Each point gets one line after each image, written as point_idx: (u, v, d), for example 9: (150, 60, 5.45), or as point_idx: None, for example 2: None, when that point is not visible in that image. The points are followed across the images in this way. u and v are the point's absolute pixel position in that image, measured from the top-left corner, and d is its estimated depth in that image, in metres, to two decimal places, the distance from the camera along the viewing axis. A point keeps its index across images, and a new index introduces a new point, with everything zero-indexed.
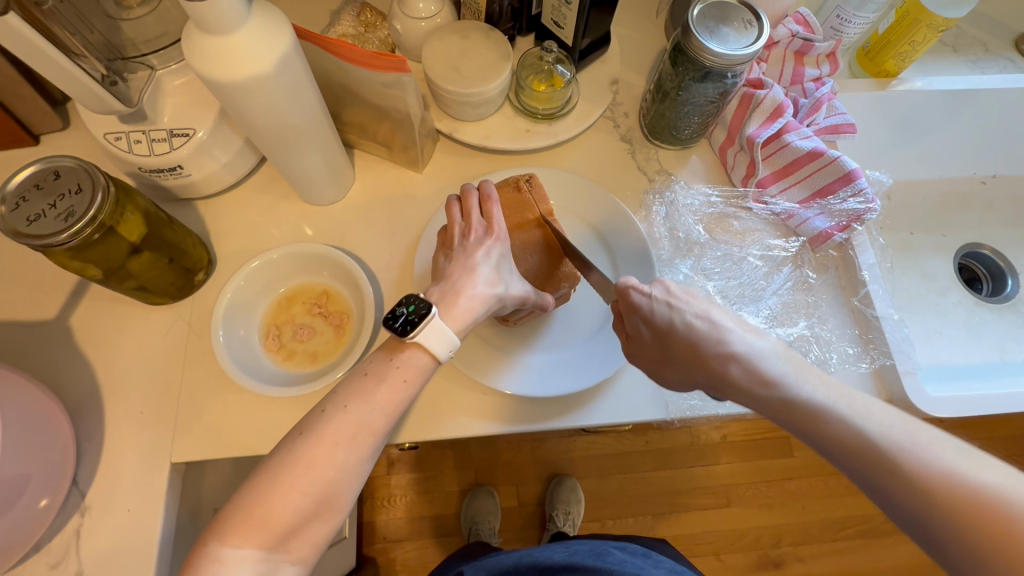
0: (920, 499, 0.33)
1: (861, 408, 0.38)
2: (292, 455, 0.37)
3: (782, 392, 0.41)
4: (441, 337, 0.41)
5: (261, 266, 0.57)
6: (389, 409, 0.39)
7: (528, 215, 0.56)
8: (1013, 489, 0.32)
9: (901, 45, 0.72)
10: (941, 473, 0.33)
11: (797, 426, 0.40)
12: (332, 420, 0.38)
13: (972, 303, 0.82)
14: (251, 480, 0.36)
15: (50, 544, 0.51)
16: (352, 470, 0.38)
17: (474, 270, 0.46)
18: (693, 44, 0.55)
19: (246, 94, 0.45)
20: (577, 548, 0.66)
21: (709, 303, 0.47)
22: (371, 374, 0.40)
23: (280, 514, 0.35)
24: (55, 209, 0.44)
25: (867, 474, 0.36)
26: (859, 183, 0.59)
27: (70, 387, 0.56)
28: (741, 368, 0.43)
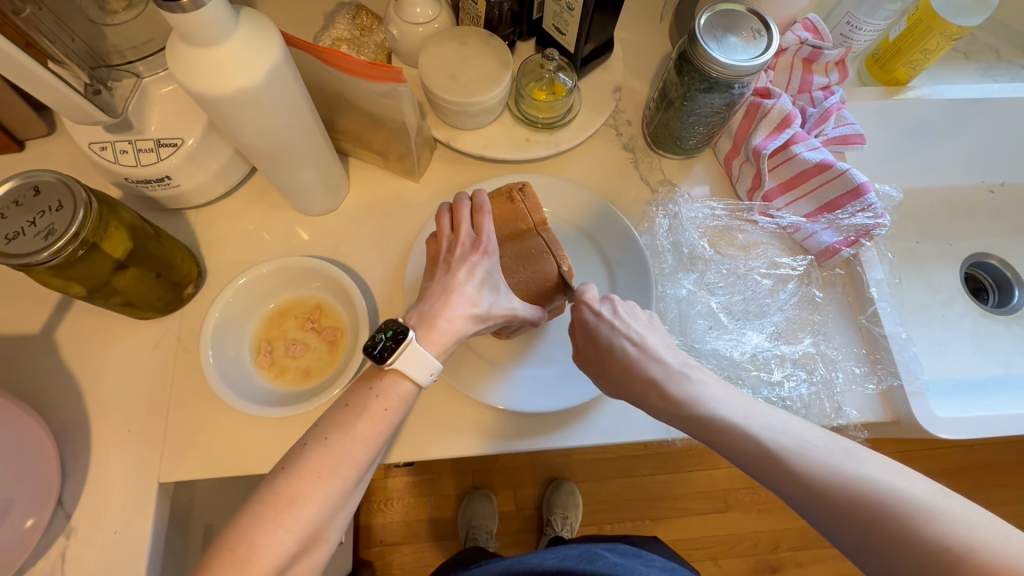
0: (817, 494, 0.35)
1: (761, 418, 0.40)
2: (272, 492, 0.36)
3: (698, 409, 0.42)
4: (419, 361, 0.41)
5: (251, 282, 0.55)
6: (371, 439, 0.39)
7: (522, 226, 0.51)
8: (892, 478, 0.34)
9: (912, 53, 0.70)
10: (839, 480, 0.34)
11: (717, 444, 0.41)
12: (312, 454, 0.37)
13: (978, 314, 0.81)
14: (232, 519, 0.35)
15: (34, 566, 0.50)
16: (335, 503, 0.37)
17: (457, 289, 0.44)
18: (700, 53, 0.53)
19: (234, 108, 0.43)
20: (566, 552, 0.63)
21: (637, 326, 0.49)
22: (352, 406, 0.39)
23: (263, 555, 0.34)
24: (34, 226, 0.42)
25: (780, 487, 0.37)
26: (868, 198, 0.58)
27: (55, 403, 0.55)
28: (665, 388, 0.44)
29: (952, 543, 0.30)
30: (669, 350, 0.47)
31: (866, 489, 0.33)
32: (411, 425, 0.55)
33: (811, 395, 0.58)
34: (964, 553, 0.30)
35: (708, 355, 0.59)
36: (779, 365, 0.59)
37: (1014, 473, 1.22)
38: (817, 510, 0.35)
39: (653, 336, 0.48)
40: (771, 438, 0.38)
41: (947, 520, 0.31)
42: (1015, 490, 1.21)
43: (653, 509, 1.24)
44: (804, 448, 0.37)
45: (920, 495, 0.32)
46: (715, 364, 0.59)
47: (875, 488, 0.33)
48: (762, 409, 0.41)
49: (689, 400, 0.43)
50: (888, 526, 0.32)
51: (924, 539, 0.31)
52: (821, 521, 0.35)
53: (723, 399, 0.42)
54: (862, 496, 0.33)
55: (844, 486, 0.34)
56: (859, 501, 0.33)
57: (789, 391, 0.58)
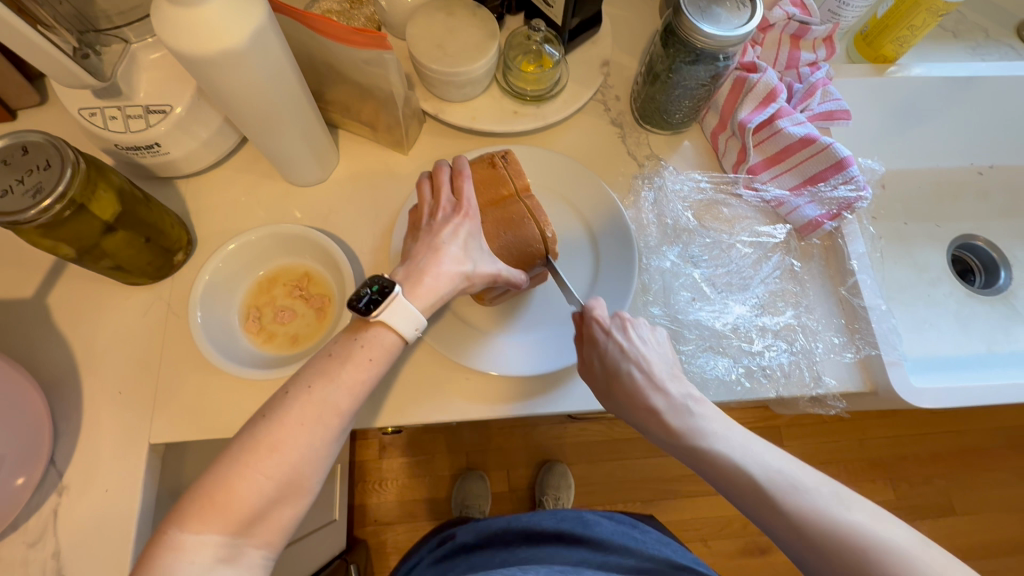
0: (806, 543, 0.38)
1: (764, 459, 0.42)
2: (253, 438, 0.37)
3: (701, 441, 0.44)
4: (406, 317, 0.42)
5: (239, 247, 0.56)
6: (355, 388, 0.40)
7: (504, 191, 0.52)
8: (877, 533, 0.36)
9: (900, 30, 0.71)
10: (829, 525, 0.37)
11: (713, 477, 0.43)
12: (294, 401, 0.38)
13: (963, 294, 0.81)
14: (213, 464, 0.36)
15: (27, 523, 0.51)
16: (317, 453, 0.38)
17: (443, 248, 0.45)
18: (684, 24, 0.53)
19: (219, 70, 0.44)
20: (565, 513, 0.64)
21: (650, 349, 0.50)
22: (335, 355, 0.41)
23: (242, 498, 0.35)
24: (22, 185, 0.43)
25: (773, 526, 0.40)
26: (850, 170, 0.59)
27: (48, 367, 0.56)
28: (667, 420, 0.46)
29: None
30: (674, 377, 0.48)
31: (856, 535, 0.37)
32: (397, 390, 0.56)
33: (791, 364, 0.59)
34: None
35: (690, 326, 0.60)
36: (760, 335, 0.60)
37: (1001, 458, 1.24)
38: (806, 551, 0.38)
39: (658, 360, 0.49)
40: (766, 479, 0.40)
41: (923, 565, 0.35)
42: (1001, 475, 1.23)
43: (644, 490, 1.26)
44: (797, 491, 0.39)
45: (901, 541, 0.36)
46: (697, 335, 0.60)
47: (862, 535, 0.36)
48: (757, 446, 0.43)
49: (691, 435, 0.44)
50: (873, 569, 0.35)
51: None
52: (806, 560, 0.38)
53: (723, 434, 0.44)
54: (849, 542, 0.36)
55: (834, 531, 0.37)
56: (847, 547, 0.36)
57: (769, 360, 0.59)
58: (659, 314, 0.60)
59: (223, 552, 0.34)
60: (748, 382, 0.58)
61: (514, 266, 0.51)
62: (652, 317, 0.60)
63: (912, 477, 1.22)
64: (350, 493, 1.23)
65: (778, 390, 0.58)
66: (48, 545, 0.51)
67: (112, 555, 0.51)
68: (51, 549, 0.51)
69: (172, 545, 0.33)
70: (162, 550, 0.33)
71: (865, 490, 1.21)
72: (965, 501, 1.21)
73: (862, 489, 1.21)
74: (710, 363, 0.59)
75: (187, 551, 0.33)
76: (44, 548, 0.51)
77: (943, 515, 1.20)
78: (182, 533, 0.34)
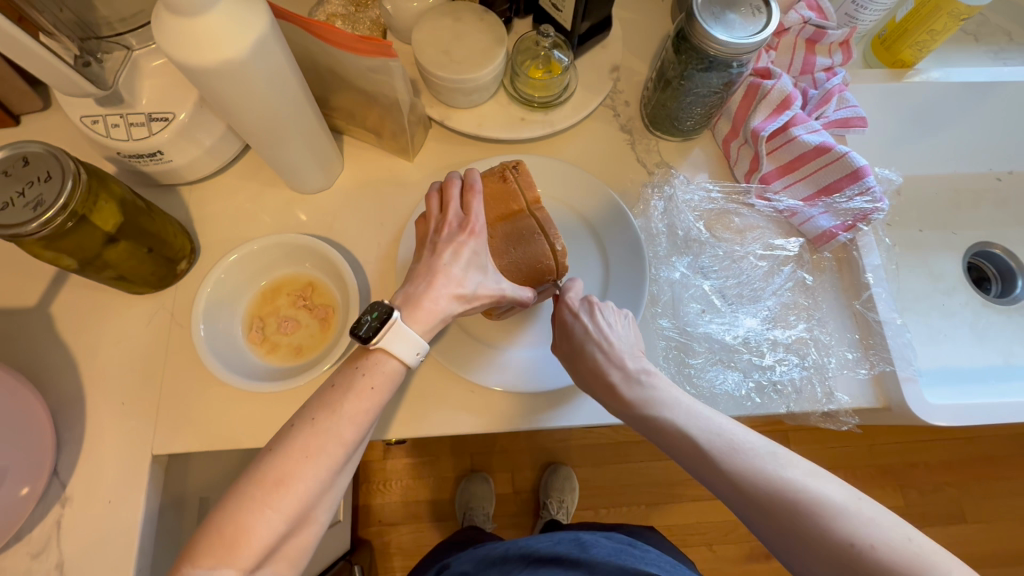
0: (751, 503, 0.38)
1: (711, 424, 0.43)
2: (260, 472, 0.36)
3: (653, 411, 0.45)
4: (405, 342, 0.41)
5: (242, 258, 0.55)
6: (359, 418, 0.39)
7: (514, 207, 0.51)
8: (816, 489, 0.37)
9: (919, 34, 0.69)
10: (766, 484, 0.38)
11: (664, 445, 0.44)
12: (300, 434, 0.37)
13: (979, 304, 0.80)
14: (221, 501, 0.35)
15: (31, 533, 0.51)
16: (324, 482, 0.37)
17: (443, 271, 0.44)
18: (697, 31, 0.52)
19: (221, 79, 0.43)
20: (563, 537, 0.64)
21: (612, 323, 0.50)
22: (337, 386, 0.40)
23: (255, 536, 0.34)
24: (23, 197, 0.42)
25: (719, 488, 0.41)
26: (866, 181, 0.58)
27: (52, 376, 0.55)
28: (622, 393, 0.46)
29: (854, 540, 0.35)
30: (633, 354, 0.48)
31: (791, 492, 0.37)
32: (402, 403, 0.55)
33: (802, 379, 0.57)
34: (865, 550, 0.34)
35: (700, 339, 0.59)
36: (771, 349, 0.59)
37: (1013, 466, 1.22)
38: (750, 512, 0.39)
39: (619, 338, 0.49)
40: (710, 442, 0.41)
41: (858, 520, 0.35)
42: (1013, 484, 1.21)
43: (649, 494, 1.25)
44: (738, 453, 0.40)
45: (835, 498, 0.37)
46: (707, 348, 0.59)
47: (797, 492, 0.37)
48: (705, 413, 0.44)
49: (644, 406, 0.45)
50: (807, 524, 0.36)
51: (834, 536, 0.35)
52: (751, 520, 0.39)
53: (673, 403, 0.45)
54: (785, 499, 0.37)
55: (771, 489, 0.38)
56: (783, 504, 0.37)
57: (780, 375, 0.58)
58: (667, 327, 0.59)
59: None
60: (759, 397, 0.57)
61: (522, 282, 0.51)
62: (660, 330, 0.59)
63: (922, 484, 1.21)
64: (354, 494, 1.23)
65: (789, 406, 0.56)
66: (52, 556, 0.50)
67: (116, 567, 0.50)
68: (54, 560, 0.50)
69: None
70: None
71: (873, 497, 1.19)
72: (976, 510, 1.19)
73: (871, 496, 1.20)
74: (719, 377, 0.58)
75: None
76: (48, 560, 0.50)
77: (953, 523, 1.19)
78: (195, 571, 0.33)
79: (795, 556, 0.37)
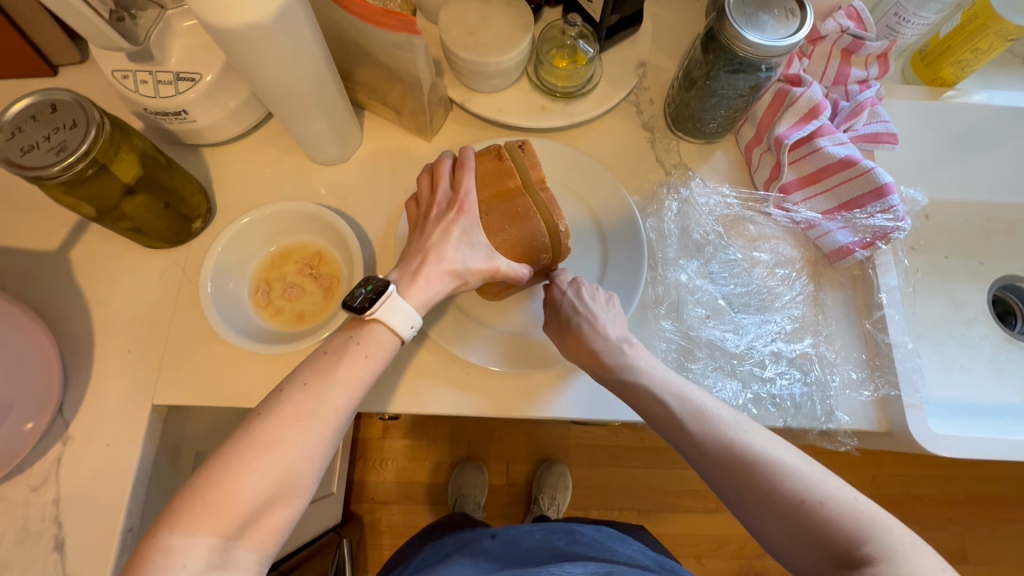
0: (710, 462, 0.42)
1: (680, 391, 0.46)
2: (247, 435, 0.37)
3: (627, 378, 0.47)
4: (400, 313, 0.42)
5: (253, 222, 0.56)
6: (351, 385, 0.40)
7: (509, 184, 0.50)
8: (770, 451, 0.40)
9: (962, 52, 0.66)
10: (728, 445, 0.41)
11: (639, 409, 0.47)
12: (290, 398, 0.38)
13: (1001, 338, 0.77)
14: (204, 466, 0.35)
15: (32, 467, 0.53)
16: (313, 449, 0.37)
17: (434, 249, 0.45)
18: (727, 31, 0.51)
19: (246, 43, 0.44)
20: (550, 527, 0.66)
21: (600, 301, 0.52)
22: (329, 353, 0.40)
23: (237, 497, 0.34)
24: (48, 142, 0.44)
25: (686, 450, 0.44)
26: (890, 199, 0.56)
27: (63, 318, 0.57)
28: (605, 361, 0.49)
29: (806, 496, 0.38)
30: (616, 326, 0.50)
31: (750, 453, 0.40)
32: (396, 377, 0.56)
33: (803, 395, 0.56)
34: (816, 505, 0.38)
35: (702, 344, 0.58)
36: (773, 361, 0.58)
37: None
38: (713, 472, 0.42)
39: (606, 315, 0.51)
40: (682, 408, 0.44)
41: (808, 481, 0.39)
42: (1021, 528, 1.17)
43: (643, 500, 1.24)
44: (704, 416, 0.43)
45: (790, 460, 0.40)
46: (708, 354, 0.58)
47: (757, 453, 0.40)
48: (680, 381, 0.47)
49: (624, 372, 0.48)
50: (762, 481, 0.39)
51: (788, 491, 0.38)
52: (713, 479, 0.42)
53: (652, 370, 0.47)
54: (744, 460, 0.40)
55: (730, 450, 0.41)
56: (741, 462, 0.40)
57: (780, 389, 0.57)
58: (670, 328, 0.59)
59: (215, 562, 0.33)
60: (756, 408, 0.55)
61: (518, 261, 0.49)
62: (663, 331, 0.58)
63: (926, 519, 1.17)
64: (351, 468, 1.25)
65: (786, 420, 0.55)
66: (50, 491, 0.53)
67: (109, 508, 0.52)
68: (51, 495, 0.52)
69: (165, 547, 0.33)
70: (150, 558, 0.33)
71: None
72: (980, 551, 1.16)
73: None
74: (717, 385, 0.57)
75: (178, 557, 0.33)
76: (45, 494, 0.52)
77: (956, 563, 1.15)
78: (174, 535, 0.33)
79: (748, 510, 0.40)
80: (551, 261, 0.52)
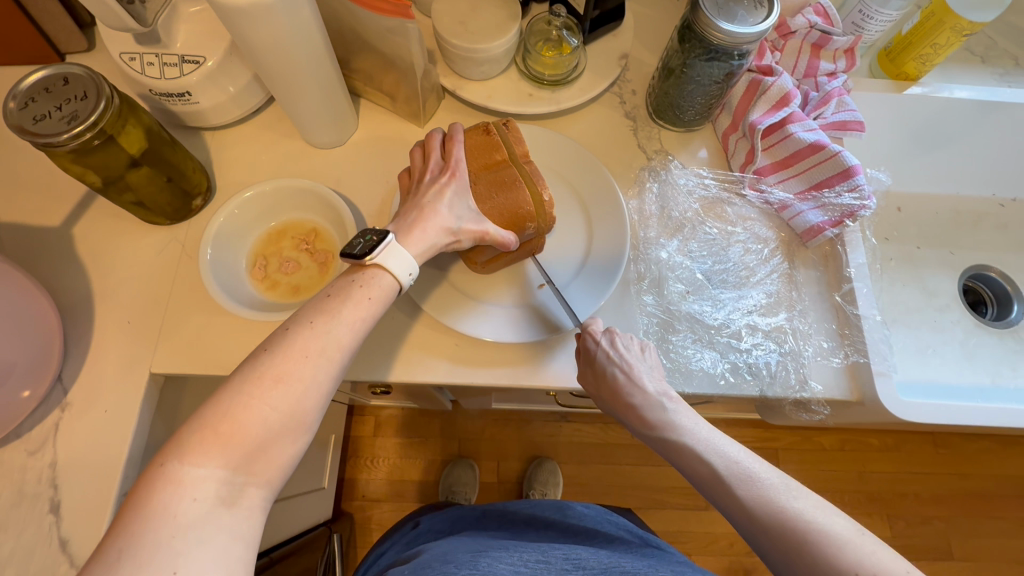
0: (753, 526, 0.41)
1: (720, 448, 0.45)
2: (256, 369, 0.38)
3: (665, 434, 0.48)
4: (400, 260, 0.45)
5: (253, 198, 0.59)
6: (356, 325, 0.42)
7: (497, 156, 0.54)
8: (817, 519, 0.39)
9: (923, 47, 0.70)
10: (775, 512, 0.40)
11: (681, 467, 0.47)
12: (298, 335, 0.40)
13: (972, 325, 0.80)
14: (214, 398, 0.37)
15: (30, 432, 0.54)
16: (319, 386, 0.39)
17: (430, 206, 0.49)
18: (702, 20, 0.54)
19: (250, 20, 0.46)
20: (542, 504, 0.68)
21: (637, 356, 0.53)
22: (333, 296, 0.43)
23: (245, 427, 0.36)
24: (59, 111, 0.46)
25: (732, 513, 0.43)
26: (857, 179, 0.60)
27: (65, 291, 0.59)
28: (646, 416, 0.49)
29: (858, 569, 0.37)
30: (653, 377, 0.51)
31: (799, 521, 0.39)
32: (388, 347, 0.58)
33: (778, 365, 0.59)
34: None
35: (681, 317, 0.61)
36: (750, 333, 0.61)
37: (1006, 506, 1.20)
38: (759, 537, 0.41)
39: (641, 364, 0.52)
40: (726, 468, 0.43)
41: (859, 552, 0.37)
42: (1005, 524, 1.19)
43: (633, 497, 1.25)
44: (750, 479, 0.42)
45: (841, 530, 0.38)
46: (688, 327, 0.61)
47: (805, 521, 0.39)
48: (722, 439, 0.46)
49: (664, 428, 0.48)
50: (810, 551, 0.38)
51: (839, 564, 0.37)
52: (758, 544, 0.41)
53: (693, 427, 0.47)
54: (794, 529, 0.39)
55: (778, 515, 0.40)
56: (790, 532, 0.39)
57: (756, 358, 0.59)
58: (651, 303, 0.61)
59: (224, 491, 0.35)
60: (732, 376, 0.58)
61: (504, 228, 0.52)
62: (644, 306, 0.61)
63: (910, 516, 1.19)
64: (342, 466, 1.25)
65: (762, 388, 0.58)
66: (46, 456, 0.54)
67: (104, 472, 0.54)
68: (48, 459, 0.54)
69: (175, 477, 0.34)
70: (161, 485, 0.34)
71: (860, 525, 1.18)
72: (965, 547, 1.18)
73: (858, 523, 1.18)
74: (697, 355, 0.59)
75: (188, 486, 0.34)
76: (42, 458, 0.54)
77: (941, 559, 1.17)
78: (184, 466, 0.34)
79: None
80: (536, 231, 0.55)
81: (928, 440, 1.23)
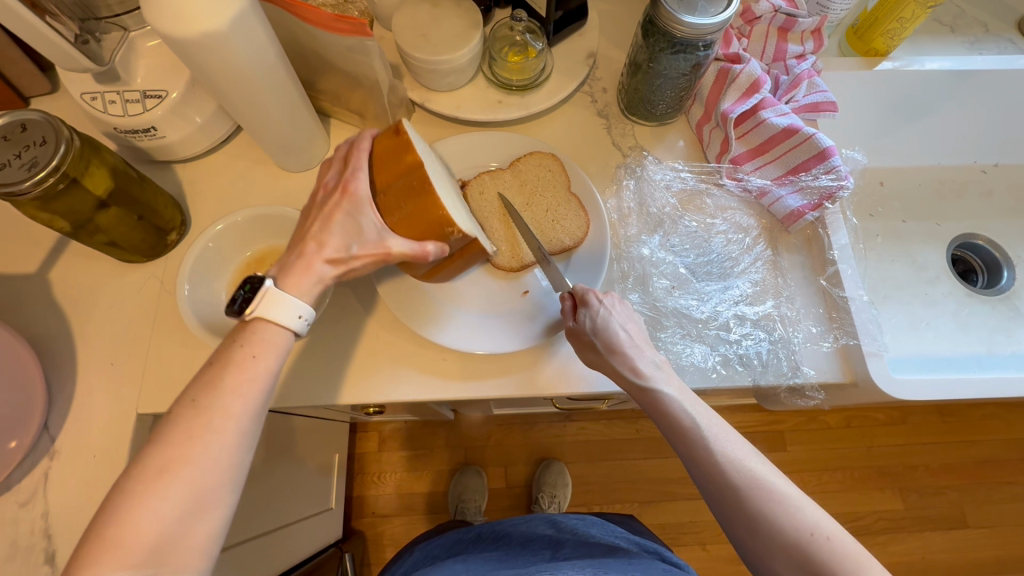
0: (719, 482, 0.41)
1: (702, 410, 0.45)
2: (143, 464, 0.37)
3: (650, 385, 0.47)
4: (282, 306, 0.44)
5: (225, 229, 0.58)
6: (241, 389, 0.41)
7: (406, 155, 0.50)
8: (776, 481, 0.41)
9: (889, 22, 0.70)
10: (744, 472, 0.41)
11: (660, 420, 0.46)
12: (182, 418, 0.39)
13: (963, 294, 0.80)
14: (106, 505, 0.36)
15: (20, 483, 0.54)
16: (217, 460, 0.38)
17: (315, 236, 0.47)
18: (663, 15, 0.53)
19: (205, 52, 0.46)
20: (534, 519, 0.67)
21: (631, 316, 0.51)
22: (214, 363, 0.41)
23: (141, 527, 0.35)
24: (19, 159, 0.45)
25: (700, 467, 0.43)
26: (833, 161, 0.59)
27: (46, 337, 0.59)
28: (634, 369, 0.47)
29: (814, 530, 0.38)
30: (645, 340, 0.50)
31: (763, 482, 0.40)
32: (376, 368, 0.58)
33: (769, 353, 0.59)
34: (823, 541, 0.38)
35: (669, 313, 0.60)
36: (738, 324, 0.60)
37: (1017, 471, 1.20)
38: (723, 493, 0.41)
39: (635, 324, 0.51)
40: (706, 426, 0.44)
41: (813, 515, 0.39)
42: (1017, 488, 1.19)
43: (644, 492, 1.24)
44: (727, 438, 0.43)
45: (797, 494, 0.40)
46: (676, 322, 0.60)
47: (769, 482, 0.40)
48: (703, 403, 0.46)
49: (654, 382, 0.47)
50: (772, 511, 0.39)
51: (797, 524, 0.38)
52: (719, 499, 0.42)
53: (677, 387, 0.47)
54: (761, 488, 0.40)
55: (747, 474, 0.41)
56: (757, 490, 0.40)
57: (746, 349, 0.59)
58: (638, 301, 0.61)
59: None
60: (725, 369, 0.58)
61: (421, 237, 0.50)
62: (631, 304, 0.60)
63: (923, 489, 1.19)
64: (350, 484, 1.25)
65: (754, 377, 0.57)
66: (38, 506, 0.53)
67: None
68: (40, 510, 0.53)
69: None
70: None
71: (872, 500, 1.18)
72: (979, 515, 1.17)
73: (870, 500, 1.18)
74: (687, 350, 0.59)
75: None
76: (34, 509, 0.53)
77: (955, 528, 1.17)
78: None
79: (752, 538, 0.40)
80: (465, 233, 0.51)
81: (934, 412, 1.23)
